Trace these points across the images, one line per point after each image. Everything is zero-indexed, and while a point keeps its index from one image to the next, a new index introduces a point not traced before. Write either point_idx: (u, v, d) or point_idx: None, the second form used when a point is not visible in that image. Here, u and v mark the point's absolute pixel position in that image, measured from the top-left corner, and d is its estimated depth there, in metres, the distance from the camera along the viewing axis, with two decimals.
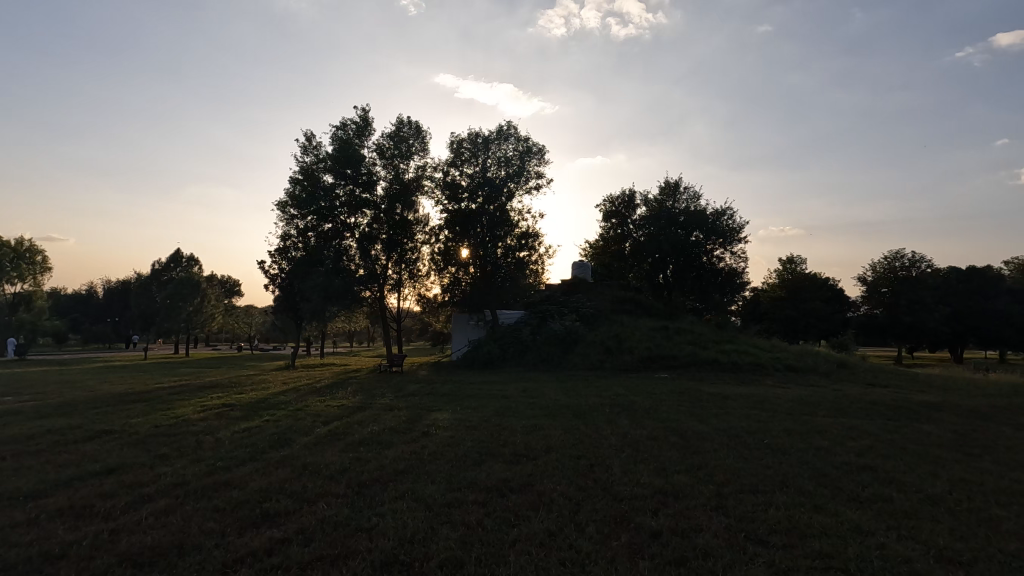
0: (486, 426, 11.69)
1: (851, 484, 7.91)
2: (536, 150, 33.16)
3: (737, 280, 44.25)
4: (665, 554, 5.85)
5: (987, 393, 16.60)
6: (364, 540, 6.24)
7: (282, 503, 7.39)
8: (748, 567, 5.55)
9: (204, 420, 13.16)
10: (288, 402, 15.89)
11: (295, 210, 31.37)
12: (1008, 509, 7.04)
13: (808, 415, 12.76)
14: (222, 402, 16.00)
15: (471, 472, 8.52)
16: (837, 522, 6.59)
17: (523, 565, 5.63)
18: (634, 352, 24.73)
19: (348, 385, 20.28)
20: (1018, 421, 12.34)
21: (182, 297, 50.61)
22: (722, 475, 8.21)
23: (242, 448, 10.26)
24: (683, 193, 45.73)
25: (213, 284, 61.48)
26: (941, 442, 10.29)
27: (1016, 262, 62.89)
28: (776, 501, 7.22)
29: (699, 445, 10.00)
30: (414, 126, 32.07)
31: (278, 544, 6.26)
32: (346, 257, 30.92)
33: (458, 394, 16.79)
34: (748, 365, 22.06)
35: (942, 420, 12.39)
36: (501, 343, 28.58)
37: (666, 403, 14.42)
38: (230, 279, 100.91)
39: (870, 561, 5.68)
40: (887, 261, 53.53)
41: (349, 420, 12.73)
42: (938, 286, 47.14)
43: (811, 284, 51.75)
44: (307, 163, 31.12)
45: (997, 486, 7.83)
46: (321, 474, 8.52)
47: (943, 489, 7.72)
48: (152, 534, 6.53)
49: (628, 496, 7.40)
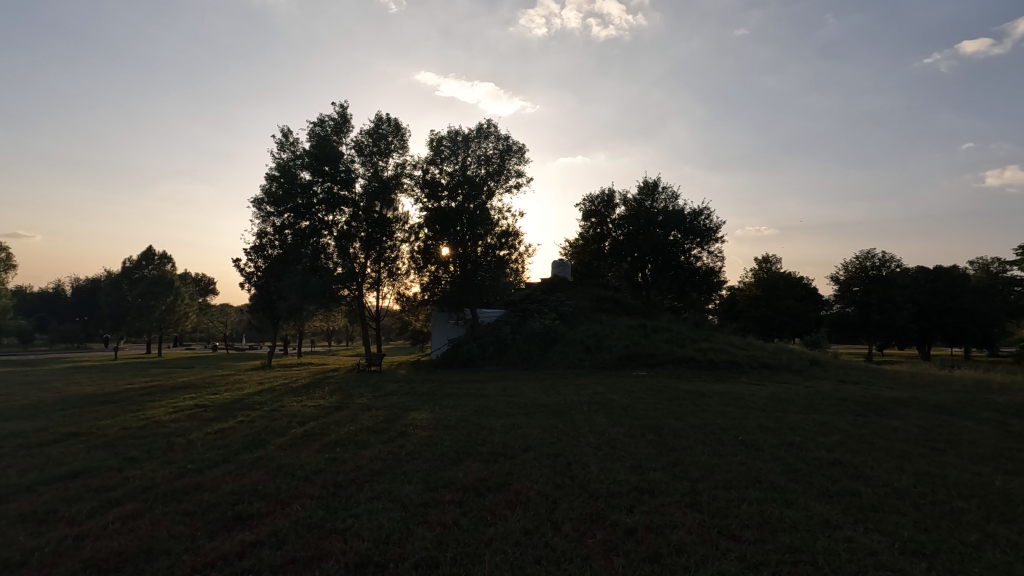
0: (464, 425, 11.62)
1: (822, 479, 8.09)
2: (516, 149, 33.05)
3: (714, 279, 44.90)
4: (640, 550, 5.90)
5: (953, 390, 17.06)
6: (339, 542, 6.17)
7: (254, 506, 7.27)
8: (721, 562, 5.63)
9: (175, 423, 12.86)
10: (263, 402, 15.60)
11: (271, 208, 30.93)
12: (971, 502, 7.27)
13: (781, 413, 12.96)
14: (195, 403, 15.71)
15: (448, 471, 8.47)
16: (807, 516, 6.72)
17: (499, 563, 5.65)
18: (613, 351, 24.87)
19: (324, 385, 19.96)
20: (980, 416, 12.78)
21: (154, 296, 49.27)
22: (697, 472, 8.33)
23: (213, 451, 10.05)
24: (661, 192, 46.11)
25: (188, 283, 60.17)
26: (907, 438, 10.59)
27: (981, 262, 64.90)
28: (748, 497, 7.35)
29: (674, 442, 10.12)
30: (394, 124, 31.70)
31: (250, 547, 6.16)
32: (323, 255, 30.52)
33: (436, 394, 16.65)
34: (725, 362, 22.40)
35: (909, 415, 12.76)
36: (481, 342, 28.47)
37: (643, 401, 14.51)
38: (205, 279, 99.27)
39: (838, 554, 5.81)
40: (858, 261, 54.89)
41: (325, 420, 12.56)
42: (907, 286, 48.38)
43: (785, 284, 52.89)
44: (283, 159, 30.63)
45: (960, 480, 8.07)
46: (296, 475, 8.43)
47: (909, 483, 7.95)
48: (117, 539, 6.35)
49: (605, 494, 7.45)
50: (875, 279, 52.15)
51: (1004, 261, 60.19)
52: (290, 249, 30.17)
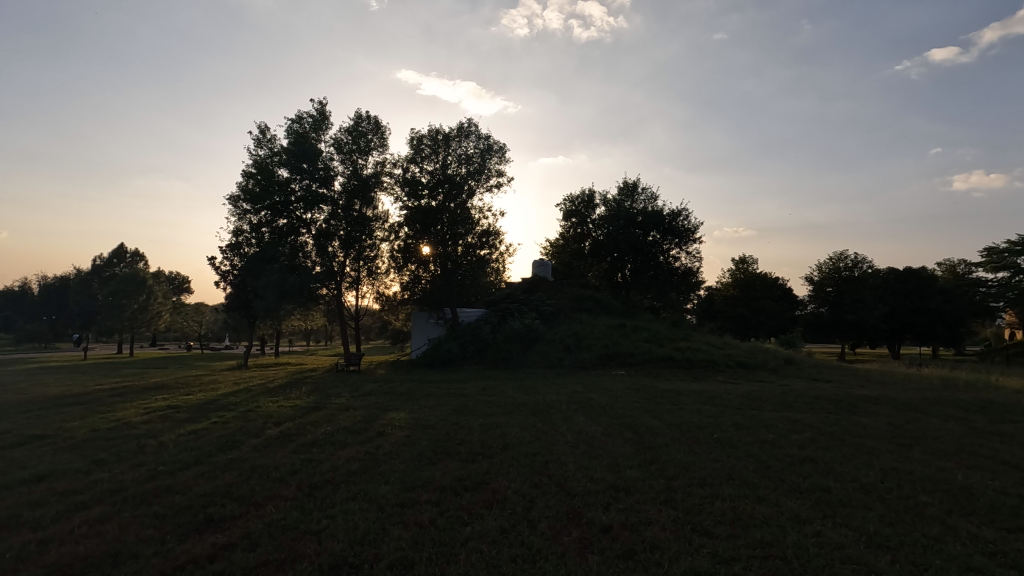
0: (442, 425, 11.58)
1: (794, 475, 8.25)
2: (497, 148, 33.11)
3: (692, 279, 45.57)
4: (615, 547, 5.97)
5: (921, 387, 17.61)
6: (313, 543, 6.11)
7: (228, 507, 7.15)
8: (694, 558, 5.73)
9: (147, 423, 12.58)
10: (239, 403, 15.35)
11: (247, 205, 30.48)
12: (934, 496, 7.50)
13: (756, 411, 13.18)
14: (167, 404, 15.36)
15: (426, 471, 8.44)
16: (777, 512, 6.87)
17: (474, 562, 5.67)
18: (592, 350, 25.01)
19: (300, 386, 19.71)
20: (945, 412, 13.20)
21: (125, 294, 48.08)
22: (673, 469, 8.44)
23: (186, 452, 9.84)
24: (640, 193, 46.57)
25: (161, 282, 58.91)
26: (876, 434, 10.89)
27: (948, 264, 67.02)
28: (722, 494, 7.47)
29: (651, 440, 10.25)
30: (373, 122, 31.45)
31: (222, 550, 6.06)
32: (301, 254, 30.14)
33: (415, 394, 16.54)
34: (702, 361, 22.73)
35: (878, 412, 13.14)
36: (461, 342, 28.36)
37: (621, 401, 14.62)
38: (179, 277, 97.49)
39: (807, 548, 5.94)
40: (832, 261, 56.15)
41: (303, 421, 12.42)
42: (878, 286, 49.65)
43: (761, 284, 53.94)
44: (260, 157, 30.22)
45: (925, 475, 8.32)
46: (271, 476, 8.31)
47: (876, 478, 8.17)
48: (84, 543, 6.20)
49: (581, 492, 7.50)
50: (848, 279, 53.27)
51: (970, 261, 62.20)
52: (267, 248, 29.69)
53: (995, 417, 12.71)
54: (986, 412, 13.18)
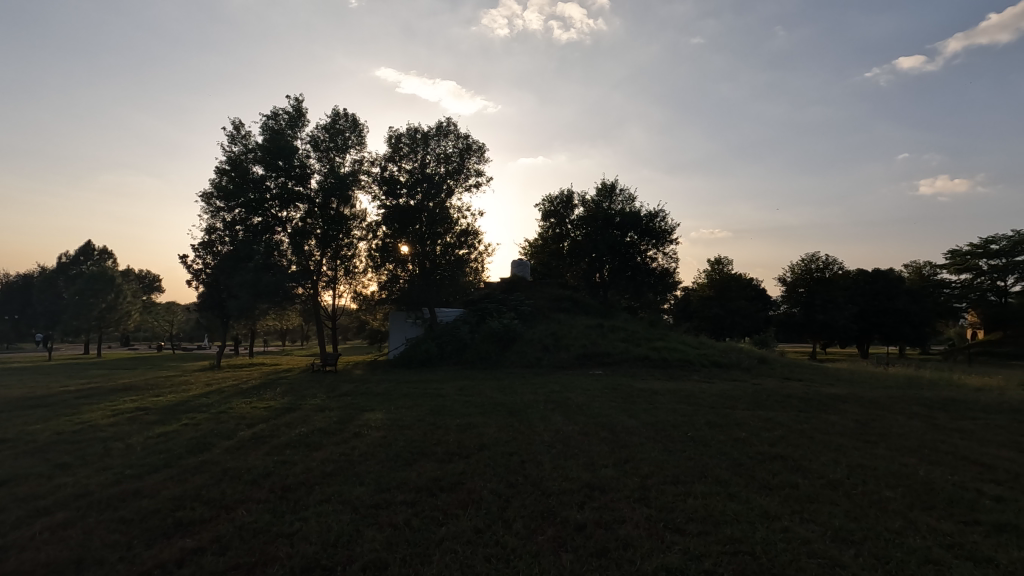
0: (419, 425, 11.55)
1: (764, 472, 8.44)
2: (476, 148, 33.07)
3: (668, 279, 46.17)
4: (588, 546, 6.03)
5: (887, 385, 18.09)
6: (285, 546, 6.03)
7: (197, 511, 7.01)
8: (666, 555, 5.81)
9: (114, 426, 12.24)
10: (211, 404, 15.10)
11: (221, 202, 29.85)
12: (896, 491, 7.75)
13: (729, 409, 13.43)
14: (136, 406, 14.96)
15: (402, 472, 8.41)
16: (748, 508, 7.01)
17: (448, 563, 5.67)
18: (570, 350, 25.16)
19: (274, 386, 19.34)
20: (909, 410, 13.65)
21: (92, 292, 46.75)
22: (647, 468, 8.53)
23: (155, 455, 9.62)
24: (618, 194, 46.95)
25: (129, 280, 57.32)
26: (844, 431, 11.17)
27: (914, 266, 69.06)
28: (695, 491, 7.60)
29: (627, 438, 10.37)
30: (351, 119, 31.12)
31: (191, 554, 5.95)
32: (276, 252, 29.38)
33: (392, 394, 16.46)
34: (678, 360, 23.06)
35: (847, 410, 13.50)
36: (439, 342, 28.23)
37: (598, 400, 14.74)
38: (150, 275, 95.21)
39: (775, 543, 6.08)
40: (804, 262, 57.40)
41: (277, 421, 12.25)
42: (848, 287, 50.88)
43: (735, 285, 55.01)
44: (234, 153, 29.68)
45: (888, 470, 8.59)
46: (242, 479, 8.17)
47: (843, 474, 8.40)
48: (45, 550, 6.03)
49: (556, 492, 7.55)
50: (819, 280, 54.53)
51: (934, 263, 64.18)
52: (241, 246, 29.04)
53: (956, 414, 13.16)
54: (948, 410, 13.65)
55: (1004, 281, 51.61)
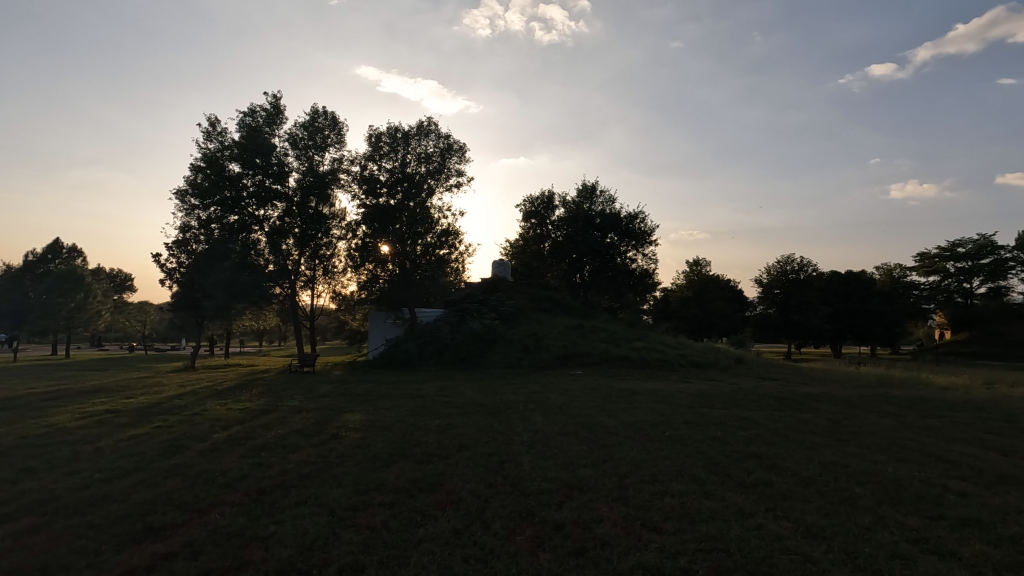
0: (398, 426, 11.46)
1: (740, 470, 8.58)
2: (457, 148, 32.99)
3: (648, 280, 46.64)
4: (566, 545, 6.06)
5: (860, 385, 18.52)
6: (259, 550, 5.94)
7: (169, 515, 6.87)
8: (642, 554, 5.87)
9: (82, 429, 11.89)
10: (185, 405, 14.77)
11: (196, 200, 29.30)
12: (865, 488, 7.93)
13: (706, 408, 13.62)
14: (105, 409, 14.53)
15: (380, 473, 8.33)
16: (723, 506, 7.11)
17: (426, 564, 5.64)
18: (551, 350, 25.25)
19: (251, 388, 18.99)
20: (880, 408, 14.00)
21: (61, 292, 45.41)
22: (625, 467, 8.60)
23: (125, 459, 9.37)
24: (599, 195, 47.22)
25: (99, 279, 55.77)
26: (817, 429, 11.41)
27: (885, 268, 70.93)
28: (671, 490, 7.69)
29: (606, 438, 10.45)
30: (331, 117, 30.76)
31: (162, 560, 5.83)
32: (253, 251, 28.90)
33: (372, 395, 16.30)
34: (657, 361, 23.30)
35: (820, 408, 13.80)
36: (419, 342, 28.11)
37: (578, 400, 14.82)
38: (121, 276, 93.01)
39: (749, 540, 6.19)
40: (780, 264, 58.51)
41: (253, 423, 12.06)
42: (822, 289, 52.00)
43: (713, 286, 55.90)
44: (210, 150, 29.08)
45: (859, 467, 8.79)
46: (217, 482, 8.03)
47: (815, 472, 8.57)
48: (8, 557, 5.84)
49: (535, 492, 7.57)
50: (795, 281, 55.64)
51: (904, 266, 65.97)
52: (216, 245, 28.30)
53: (924, 413, 13.53)
54: (916, 408, 14.02)
55: (970, 283, 53.40)
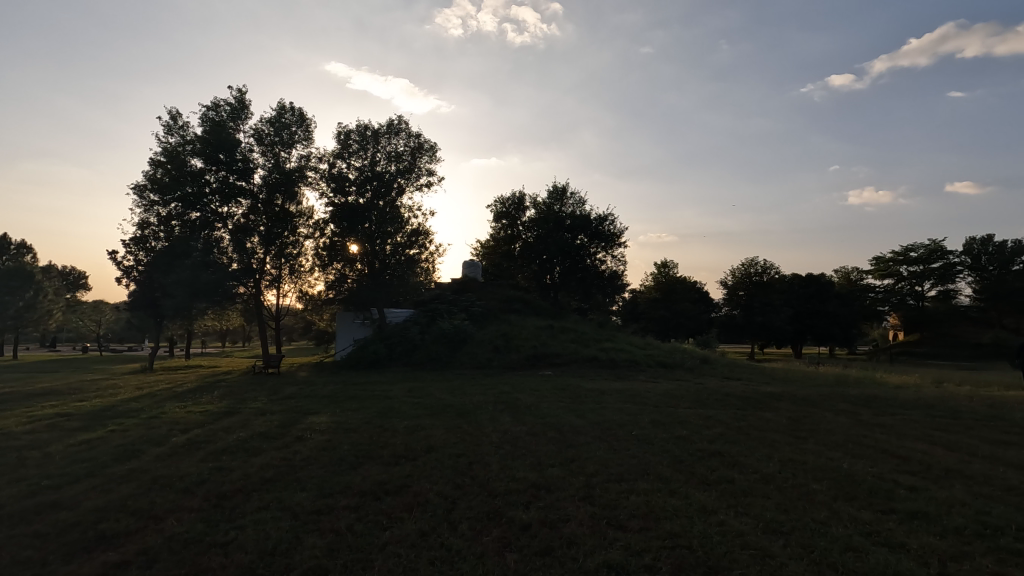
0: (366, 427, 11.31)
1: (703, 468, 8.76)
2: (427, 147, 32.73)
3: (616, 281, 47.22)
4: (532, 545, 6.09)
5: (818, 384, 19.13)
6: (218, 557, 5.78)
7: (122, 522, 6.62)
8: (608, 551, 5.94)
9: (30, 434, 11.34)
10: (141, 408, 14.23)
11: (155, 196, 28.30)
12: (821, 484, 8.20)
13: (672, 407, 13.88)
14: (54, 413, 13.87)
15: (346, 476, 8.20)
16: (687, 504, 7.25)
17: (391, 567, 5.60)
18: (520, 351, 25.32)
19: (213, 389, 18.48)
20: (837, 406, 14.52)
21: (7, 290, 43.16)
22: (592, 467, 8.68)
23: (75, 465, 8.97)
24: (569, 197, 47.52)
25: (50, 276, 53.29)
26: (777, 427, 11.76)
27: (843, 271, 73.52)
28: (637, 488, 7.80)
29: (573, 437, 10.53)
30: (298, 113, 30.12)
31: (114, 569, 5.62)
32: (216, 249, 28.10)
33: (338, 397, 16.02)
34: (625, 361, 23.62)
35: (780, 407, 14.22)
36: (388, 342, 27.86)
37: (547, 400, 14.89)
38: (74, 273, 89.40)
39: (711, 536, 6.33)
40: (744, 267, 60.00)
41: (213, 427, 11.69)
42: (784, 291, 53.55)
43: (680, 287, 57.05)
44: (170, 144, 28.12)
45: (816, 464, 9.10)
46: (174, 487, 7.77)
47: (775, 468, 8.82)
48: None
49: (503, 492, 7.58)
50: (758, 284, 57.22)
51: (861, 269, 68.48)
52: (176, 243, 27.56)
53: (877, 410, 14.09)
54: (870, 406, 14.58)
55: (921, 286, 55.73)
